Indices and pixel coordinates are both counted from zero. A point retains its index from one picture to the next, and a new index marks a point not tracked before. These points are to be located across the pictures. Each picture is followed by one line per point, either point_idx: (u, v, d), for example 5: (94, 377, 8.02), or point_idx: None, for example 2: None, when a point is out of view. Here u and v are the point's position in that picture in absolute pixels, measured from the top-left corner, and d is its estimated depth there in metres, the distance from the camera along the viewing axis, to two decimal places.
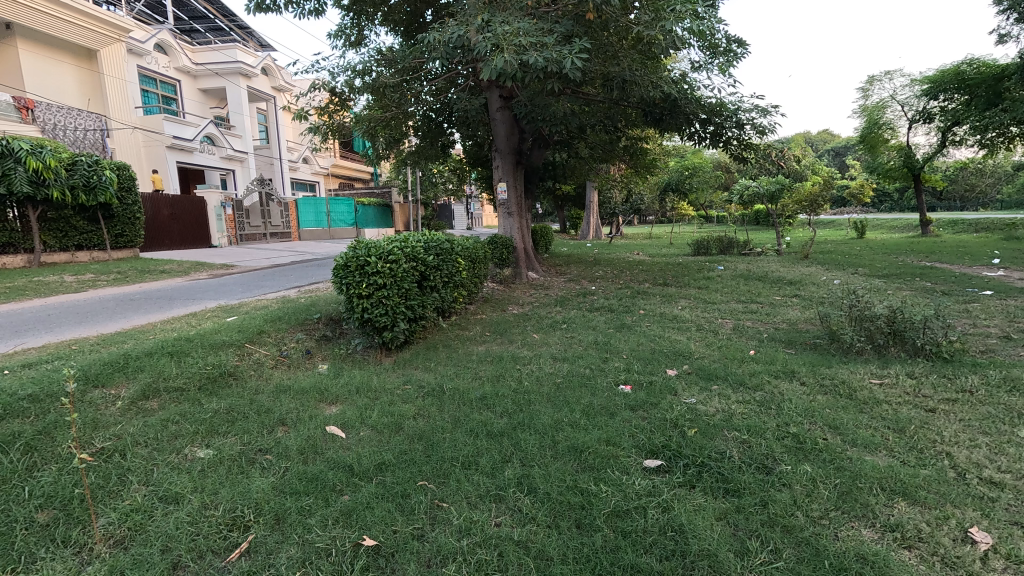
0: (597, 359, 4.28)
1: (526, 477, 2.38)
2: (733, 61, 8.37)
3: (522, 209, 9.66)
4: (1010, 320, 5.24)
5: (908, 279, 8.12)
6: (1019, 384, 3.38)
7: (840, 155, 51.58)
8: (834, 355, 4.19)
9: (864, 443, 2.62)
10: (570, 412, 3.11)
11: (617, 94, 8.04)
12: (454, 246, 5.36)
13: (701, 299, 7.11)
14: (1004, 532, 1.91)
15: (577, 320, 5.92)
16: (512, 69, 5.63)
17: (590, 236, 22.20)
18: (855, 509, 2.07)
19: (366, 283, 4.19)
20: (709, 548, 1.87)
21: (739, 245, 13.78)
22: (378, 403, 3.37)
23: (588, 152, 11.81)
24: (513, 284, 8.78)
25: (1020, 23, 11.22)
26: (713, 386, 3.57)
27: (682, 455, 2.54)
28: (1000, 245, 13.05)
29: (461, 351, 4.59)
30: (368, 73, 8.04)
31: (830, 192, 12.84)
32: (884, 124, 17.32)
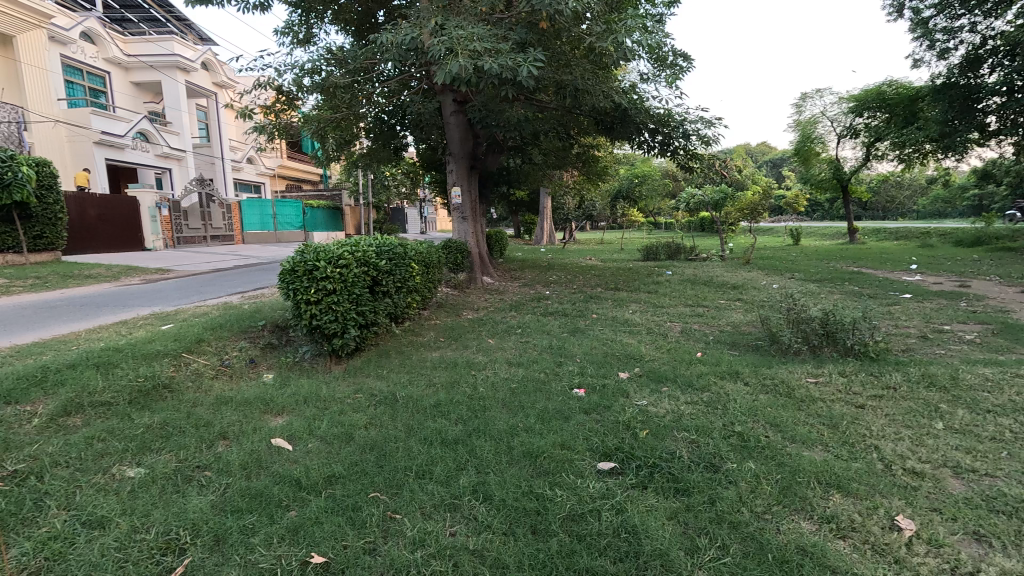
0: (551, 363, 4.31)
1: (481, 485, 2.35)
2: (679, 74, 8.71)
3: (476, 214, 9.63)
4: (926, 321, 5.71)
5: (839, 283, 8.68)
6: (935, 379, 3.67)
7: (777, 166, 54.74)
8: (775, 356, 4.42)
9: (802, 439, 2.76)
10: (525, 416, 3.11)
11: (569, 102, 8.20)
12: (407, 250, 5.28)
13: (651, 303, 7.33)
14: (925, 518, 2.06)
15: (532, 324, 5.95)
16: (466, 74, 5.62)
17: (544, 241, 22.55)
18: (795, 503, 2.17)
19: (315, 289, 4.02)
20: (660, 548, 1.90)
21: (686, 250, 14.30)
22: (328, 412, 3.25)
23: (542, 158, 11.95)
24: (467, 289, 8.75)
25: (931, 50, 12.32)
26: (663, 388, 3.67)
27: (634, 457, 2.59)
28: (918, 252, 14.19)
29: (414, 357, 4.51)
30: (317, 73, 7.80)
31: (769, 201, 13.60)
32: (816, 138, 18.56)
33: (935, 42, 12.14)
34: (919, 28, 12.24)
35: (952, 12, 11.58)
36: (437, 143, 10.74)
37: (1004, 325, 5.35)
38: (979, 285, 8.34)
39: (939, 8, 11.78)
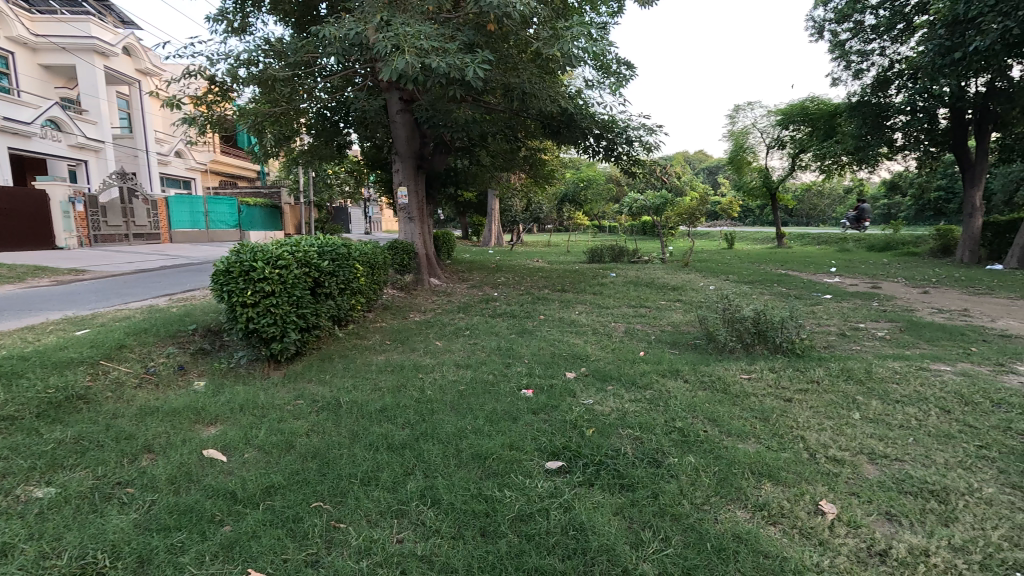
0: (500, 364, 4.32)
1: (429, 489, 2.32)
2: (622, 82, 8.98)
3: (423, 215, 9.50)
4: (845, 319, 6.19)
5: (768, 285, 9.25)
6: (852, 373, 3.99)
7: (714, 174, 57.59)
8: (711, 354, 4.64)
9: (736, 432, 2.92)
10: (474, 419, 3.10)
11: (517, 105, 8.27)
12: (351, 251, 5.13)
13: (597, 304, 7.51)
14: (845, 502, 2.23)
15: (480, 326, 5.94)
16: (413, 72, 5.54)
17: (492, 242, 22.59)
18: (730, 493, 2.29)
19: (251, 291, 3.82)
20: (607, 543, 1.95)
21: (629, 253, 14.76)
22: (266, 420, 3.09)
23: (490, 160, 11.97)
24: (414, 291, 8.62)
25: (847, 70, 13.40)
26: (609, 387, 3.76)
27: (581, 456, 2.63)
28: (837, 256, 15.38)
29: (359, 361, 4.38)
30: (254, 64, 7.43)
31: (705, 207, 14.29)
32: (748, 148, 19.68)
33: (850, 63, 13.21)
34: (837, 50, 13.28)
35: (865, 36, 12.65)
36: (383, 142, 10.52)
37: (910, 323, 5.88)
38: (890, 287, 9.12)
39: (853, 32, 12.84)
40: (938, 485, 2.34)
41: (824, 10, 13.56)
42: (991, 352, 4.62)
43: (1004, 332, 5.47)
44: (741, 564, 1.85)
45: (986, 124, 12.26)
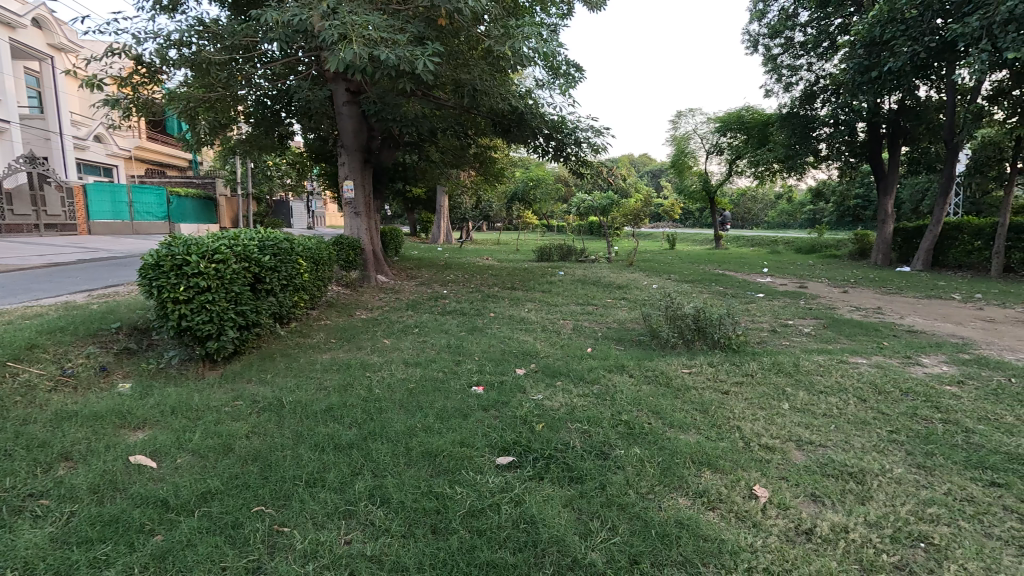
0: (450, 362, 4.30)
1: (378, 489, 2.27)
2: (571, 83, 9.14)
3: (370, 210, 9.28)
4: (776, 316, 6.61)
5: (707, 284, 9.72)
6: (782, 367, 4.27)
7: (657, 177, 59.77)
8: (655, 350, 4.83)
9: (678, 424, 3.05)
10: (424, 417, 3.07)
11: (467, 101, 8.24)
12: (294, 246, 4.94)
13: (545, 302, 7.62)
14: (776, 486, 2.38)
15: (430, 323, 5.88)
16: (360, 62, 5.39)
17: (441, 239, 22.37)
18: (674, 482, 2.39)
19: (184, 286, 3.60)
20: (557, 535, 1.99)
21: (577, 252, 15.05)
22: (201, 423, 2.93)
23: (439, 155, 11.84)
24: (360, 288, 8.41)
25: (779, 83, 14.28)
26: (557, 382, 3.83)
27: (531, 450, 2.67)
28: (768, 258, 16.35)
29: (303, 360, 4.22)
30: (187, 45, 6.97)
31: (649, 208, 14.79)
32: (689, 153, 20.55)
33: (782, 76, 14.08)
34: (770, 63, 14.13)
35: (795, 52, 13.52)
36: (328, 134, 10.16)
37: (832, 320, 6.35)
38: (815, 287, 9.81)
39: (784, 47, 13.69)
40: (856, 468, 2.55)
41: (758, 25, 14.38)
42: (900, 346, 5.08)
43: (911, 328, 6.02)
44: (683, 548, 1.93)
45: (898, 138, 13.41)
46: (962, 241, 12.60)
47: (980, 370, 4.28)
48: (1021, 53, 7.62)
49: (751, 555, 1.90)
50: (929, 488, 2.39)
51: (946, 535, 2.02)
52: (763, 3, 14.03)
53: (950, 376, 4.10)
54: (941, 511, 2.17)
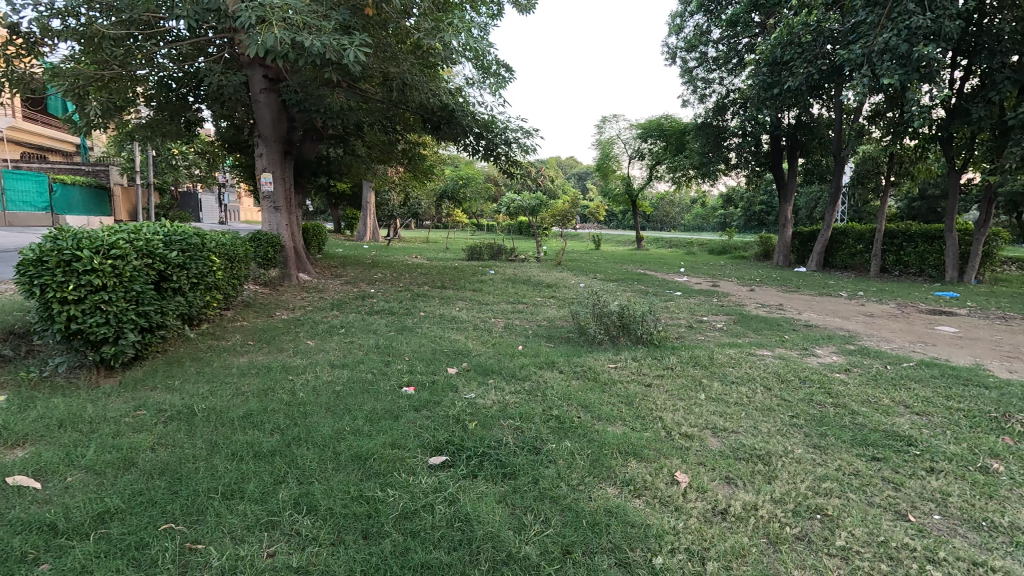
0: (379, 362, 4.18)
1: (304, 496, 2.17)
2: (501, 83, 9.21)
3: (290, 205, 8.80)
4: (693, 313, 7.05)
5: (630, 283, 10.18)
6: (698, 359, 4.57)
7: (583, 180, 61.72)
8: (583, 346, 4.99)
9: (606, 417, 3.18)
10: (353, 419, 2.96)
11: (396, 95, 8.06)
12: (205, 241, 4.58)
13: (476, 300, 7.63)
14: (695, 472, 2.54)
15: (357, 323, 5.69)
16: (282, 49, 5.10)
17: (367, 237, 21.67)
18: (603, 472, 2.48)
19: (74, 285, 3.22)
20: (492, 531, 1.99)
21: (507, 251, 15.19)
22: (96, 437, 2.62)
23: (365, 150, 11.46)
24: (279, 287, 7.96)
25: (695, 93, 15.20)
26: (489, 380, 3.85)
27: (465, 448, 2.66)
28: (685, 258, 17.44)
29: (216, 364, 3.92)
30: (75, 16, 6.23)
31: (576, 210, 15.22)
32: (613, 157, 21.45)
33: (697, 88, 15.03)
34: (687, 75, 15.04)
35: (708, 66, 14.48)
36: (244, 122, 9.53)
37: (740, 315, 6.91)
38: (725, 286, 10.58)
39: (700, 61, 14.62)
40: (763, 450, 2.79)
41: (676, 38, 15.26)
42: (798, 339, 5.61)
43: (808, 323, 6.66)
44: (612, 535, 2.01)
45: (795, 150, 14.79)
46: (847, 245, 14.13)
47: (862, 359, 4.83)
48: (894, 80, 8.67)
49: (673, 537, 2.01)
50: (823, 465, 2.65)
51: (838, 506, 2.26)
52: (680, 18, 14.89)
53: (839, 364, 4.60)
54: (833, 486, 2.43)
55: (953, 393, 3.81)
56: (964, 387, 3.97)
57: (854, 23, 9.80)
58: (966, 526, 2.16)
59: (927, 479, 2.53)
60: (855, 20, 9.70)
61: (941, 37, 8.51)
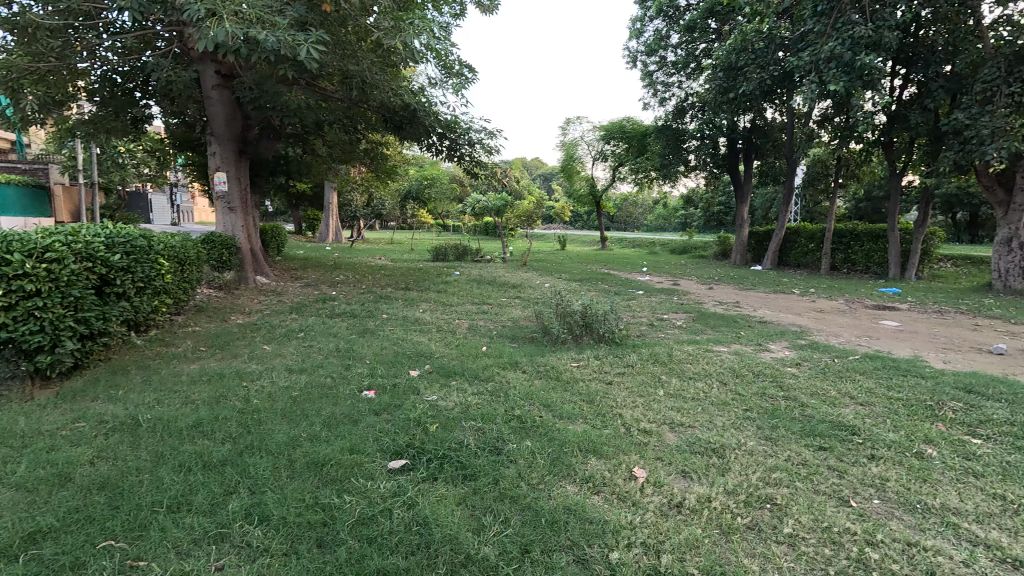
0: (339, 366, 4.10)
1: (256, 506, 2.10)
2: (464, 83, 9.18)
3: (246, 206, 8.52)
4: (654, 312, 7.20)
5: (595, 283, 10.33)
6: (658, 357, 4.67)
7: (548, 181, 62.28)
8: (546, 345, 5.03)
9: (567, 415, 3.21)
10: (310, 425, 2.89)
11: (356, 94, 7.93)
12: (153, 244, 4.38)
13: (440, 302, 7.56)
14: (653, 467, 2.59)
15: (316, 327, 5.56)
16: (233, 43, 4.93)
17: (330, 238, 21.20)
18: (562, 470, 2.51)
19: (4, 292, 3.02)
20: (450, 534, 1.98)
21: (472, 252, 15.14)
22: (28, 452, 2.47)
23: (325, 150, 11.21)
24: (235, 290, 7.69)
25: (655, 96, 15.55)
26: (452, 382, 3.82)
27: (425, 451, 2.64)
28: (648, 257, 17.81)
29: (165, 372, 3.75)
30: (7, 5, 5.85)
31: (541, 210, 15.30)
32: (577, 158, 21.68)
33: (657, 92, 15.37)
34: (647, 79, 15.37)
35: (668, 70, 14.83)
36: (195, 120, 9.16)
37: (699, 313, 7.10)
38: (686, 284, 10.87)
39: (660, 65, 14.95)
40: (717, 444, 2.88)
41: (636, 42, 15.57)
42: (753, 335, 5.81)
43: (763, 319, 6.91)
44: (570, 532, 2.03)
45: (750, 153, 15.32)
46: (800, 244, 14.76)
47: (812, 353, 5.04)
48: (840, 87, 9.10)
49: (630, 532, 2.05)
50: (774, 456, 2.75)
51: (786, 495, 2.35)
52: (640, 22, 15.20)
53: (791, 359, 4.79)
54: (782, 476, 2.52)
55: (893, 384, 4.03)
56: (903, 377, 4.21)
57: (803, 32, 10.23)
58: (903, 508, 2.29)
59: (868, 466, 2.67)
60: (803, 29, 10.13)
61: (882, 46, 8.99)
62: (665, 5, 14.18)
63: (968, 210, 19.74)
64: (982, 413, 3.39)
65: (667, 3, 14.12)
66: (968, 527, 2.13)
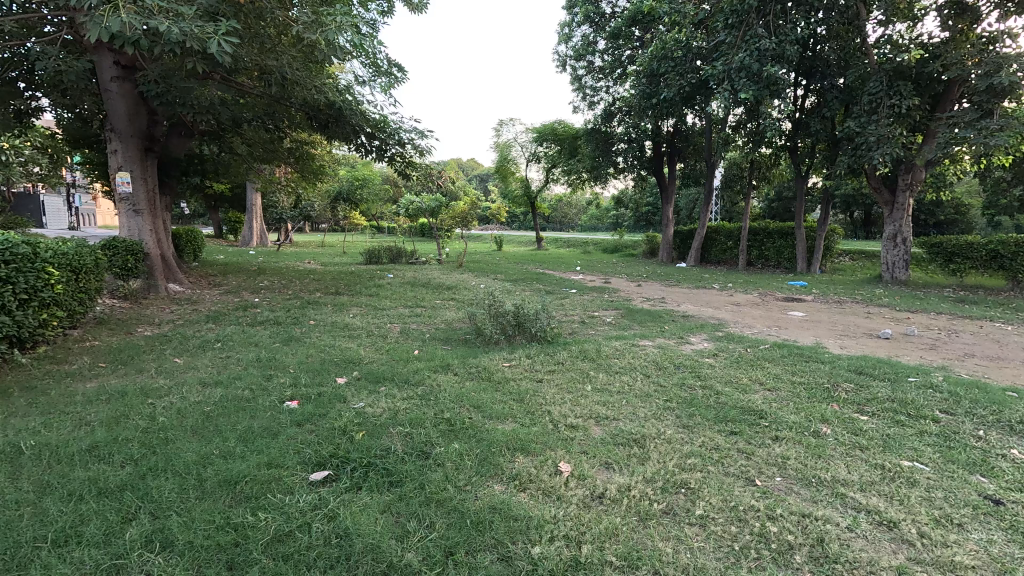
0: (259, 377, 3.89)
1: (159, 532, 1.96)
2: (393, 82, 9.01)
3: (154, 208, 7.91)
4: (586, 309, 7.43)
5: (530, 283, 10.47)
6: (587, 353, 4.81)
7: (484, 182, 62.69)
8: (479, 346, 5.04)
9: (497, 415, 3.23)
10: (223, 441, 2.72)
11: (276, 90, 7.56)
12: (38, 251, 3.95)
13: (372, 305, 7.39)
14: (577, 461, 2.67)
15: (236, 336, 5.26)
16: (132, 34, 4.55)
17: (254, 242, 20.08)
18: (490, 470, 2.52)
19: None
20: (372, 543, 1.94)
21: (407, 254, 14.90)
22: None
23: (246, 149, 10.62)
24: (143, 300, 7.09)
25: (584, 100, 15.98)
26: (381, 388, 3.74)
27: (349, 460, 2.56)
28: (581, 257, 18.32)
29: (55, 392, 3.40)
30: None
31: (476, 211, 15.32)
32: (511, 159, 21.90)
33: (586, 96, 15.83)
34: (577, 83, 15.79)
35: (596, 75, 15.31)
36: (93, 114, 8.37)
37: (627, 309, 7.40)
38: (617, 282, 11.28)
39: (588, 70, 15.40)
40: (639, 434, 3.01)
41: (565, 47, 15.97)
42: (676, 329, 6.12)
43: (686, 314, 7.32)
44: (494, 531, 2.04)
45: (673, 156, 16.13)
46: (720, 242, 15.71)
47: (728, 344, 5.39)
48: (750, 95, 9.78)
49: (553, 525, 2.10)
50: (690, 442, 2.93)
51: (699, 479, 2.50)
52: (568, 27, 15.59)
53: (709, 350, 5.11)
54: (696, 461, 2.68)
55: (797, 370, 4.39)
56: (805, 363, 4.60)
57: (716, 43, 10.91)
58: (800, 483, 2.50)
59: (772, 446, 2.89)
60: (717, 40, 10.81)
61: (784, 59, 9.76)
62: (591, 12, 14.65)
63: (862, 209, 21.87)
64: (869, 392, 3.78)
65: (593, 10, 14.57)
66: (854, 496, 2.36)
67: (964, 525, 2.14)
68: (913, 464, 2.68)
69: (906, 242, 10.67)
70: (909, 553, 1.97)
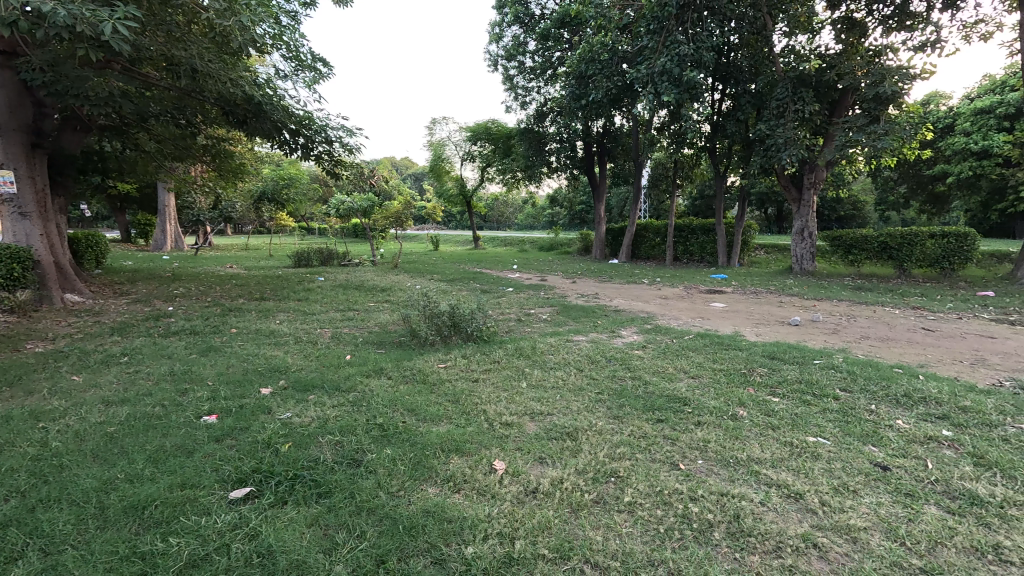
0: (173, 391, 3.60)
1: (51, 569, 1.77)
2: (317, 77, 8.66)
3: (44, 210, 7.11)
4: (522, 307, 7.50)
5: (466, 283, 10.33)
6: (523, 351, 4.86)
7: (419, 181, 61.87)
8: (415, 348, 4.95)
9: (432, 418, 3.19)
10: (130, 464, 2.50)
11: (186, 82, 7.05)
12: None
13: (301, 310, 7.06)
14: (511, 457, 2.69)
15: (146, 348, 4.84)
16: (7, 15, 4.05)
17: (168, 246, 18.53)
18: (424, 474, 2.49)
19: None
20: (297, 558, 1.86)
21: (338, 255, 14.37)
22: None
23: (154, 145, 9.82)
24: (34, 312, 6.35)
25: (517, 100, 16.10)
26: (309, 396, 3.58)
27: (273, 474, 2.44)
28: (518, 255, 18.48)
29: None
30: None
31: (410, 211, 14.83)
32: (445, 159, 21.73)
33: (518, 96, 15.96)
34: (509, 83, 15.90)
35: (527, 75, 15.48)
36: None
37: (562, 306, 7.55)
38: (552, 279, 11.47)
39: (519, 70, 15.52)
40: (572, 427, 3.09)
41: (496, 47, 16.03)
42: (608, 323, 6.33)
43: (618, 308, 7.57)
44: (428, 535, 2.02)
45: (603, 156, 16.63)
46: (649, 238, 16.39)
47: (657, 336, 5.64)
48: (672, 98, 10.27)
49: (487, 524, 2.10)
50: (619, 432, 3.04)
51: (627, 467, 2.60)
52: (499, 27, 15.67)
53: (639, 343, 5.32)
54: (625, 450, 2.78)
55: (718, 358, 4.66)
56: (725, 351, 4.90)
57: (640, 47, 11.35)
58: (720, 464, 2.66)
59: (694, 431, 3.06)
60: (640, 45, 11.26)
61: (702, 64, 10.33)
62: (521, 13, 14.78)
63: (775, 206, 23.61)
64: (780, 375, 4.10)
65: (523, 11, 14.70)
66: (766, 472, 2.54)
67: (859, 491, 2.37)
68: (817, 439, 2.92)
69: (811, 236, 11.62)
70: (812, 521, 2.15)
